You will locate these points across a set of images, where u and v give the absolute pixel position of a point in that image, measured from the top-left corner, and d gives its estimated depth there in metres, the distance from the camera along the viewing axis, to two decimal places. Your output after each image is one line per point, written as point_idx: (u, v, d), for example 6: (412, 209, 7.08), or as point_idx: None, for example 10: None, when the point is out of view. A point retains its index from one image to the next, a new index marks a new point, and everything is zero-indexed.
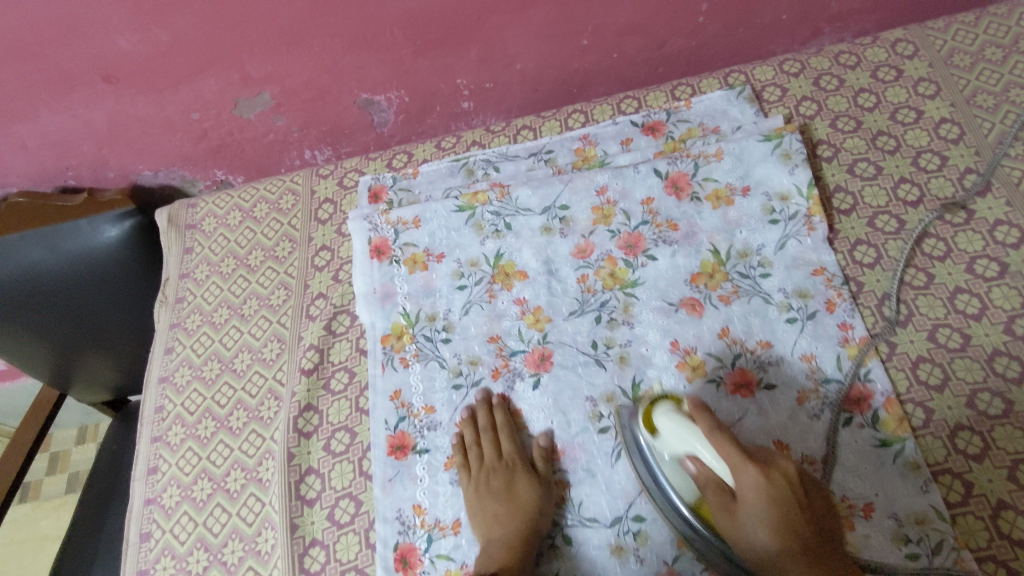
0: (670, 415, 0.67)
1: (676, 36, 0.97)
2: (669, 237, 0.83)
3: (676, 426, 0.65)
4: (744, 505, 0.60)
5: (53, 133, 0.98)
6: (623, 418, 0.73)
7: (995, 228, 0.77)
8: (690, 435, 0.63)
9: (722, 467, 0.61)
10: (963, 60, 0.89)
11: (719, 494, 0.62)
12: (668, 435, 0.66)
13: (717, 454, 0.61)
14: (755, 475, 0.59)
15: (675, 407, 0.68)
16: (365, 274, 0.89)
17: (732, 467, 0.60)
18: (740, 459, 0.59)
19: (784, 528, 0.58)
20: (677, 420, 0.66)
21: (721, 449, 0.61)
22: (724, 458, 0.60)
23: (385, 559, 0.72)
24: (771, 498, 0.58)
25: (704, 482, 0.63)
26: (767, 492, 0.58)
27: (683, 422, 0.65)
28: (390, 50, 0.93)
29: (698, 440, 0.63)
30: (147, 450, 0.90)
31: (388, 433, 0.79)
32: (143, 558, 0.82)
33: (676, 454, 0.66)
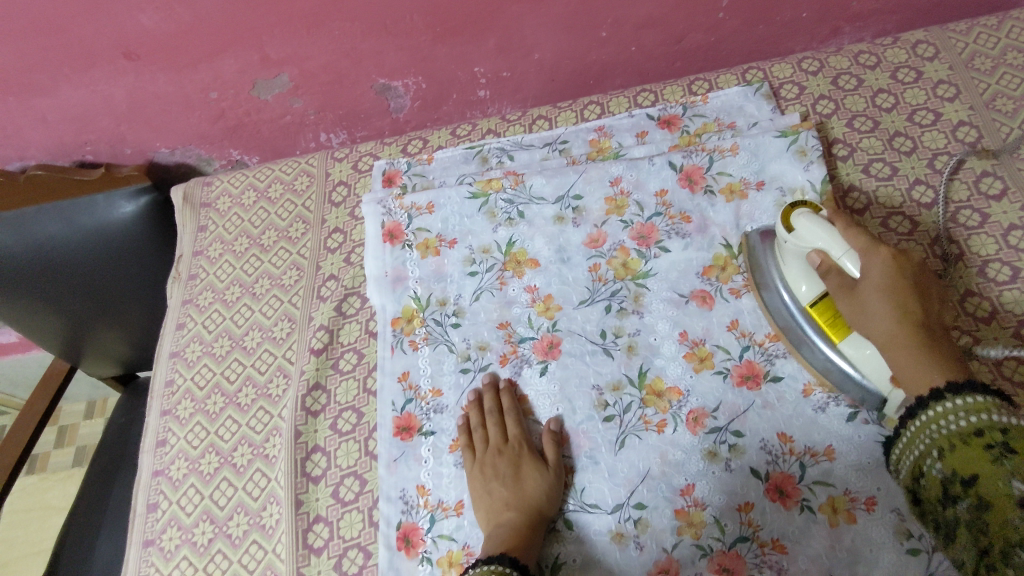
0: (807, 216, 0.68)
1: (695, 31, 0.97)
2: (681, 229, 0.83)
3: (814, 225, 0.67)
4: (867, 282, 0.63)
5: (73, 108, 0.99)
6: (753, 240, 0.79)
7: (1009, 232, 0.77)
8: (826, 231, 0.65)
9: (851, 254, 0.64)
10: (984, 64, 0.88)
11: (840, 277, 0.65)
12: (801, 231, 0.68)
13: (849, 245, 0.64)
14: (886, 255, 0.62)
15: (813, 211, 0.69)
16: (377, 257, 0.90)
17: (864, 250, 0.63)
18: (872, 243, 0.63)
19: (902, 310, 0.61)
20: (817, 220, 0.67)
21: (852, 239, 0.64)
22: (855, 244, 0.64)
23: (388, 537, 0.73)
24: (897, 279, 0.62)
25: (829, 274, 0.66)
26: (895, 270, 0.62)
27: (820, 221, 0.67)
28: (409, 36, 0.93)
29: (834, 235, 0.65)
30: (156, 423, 0.91)
31: (394, 414, 0.80)
32: (149, 528, 0.84)
33: (805, 251, 0.68)
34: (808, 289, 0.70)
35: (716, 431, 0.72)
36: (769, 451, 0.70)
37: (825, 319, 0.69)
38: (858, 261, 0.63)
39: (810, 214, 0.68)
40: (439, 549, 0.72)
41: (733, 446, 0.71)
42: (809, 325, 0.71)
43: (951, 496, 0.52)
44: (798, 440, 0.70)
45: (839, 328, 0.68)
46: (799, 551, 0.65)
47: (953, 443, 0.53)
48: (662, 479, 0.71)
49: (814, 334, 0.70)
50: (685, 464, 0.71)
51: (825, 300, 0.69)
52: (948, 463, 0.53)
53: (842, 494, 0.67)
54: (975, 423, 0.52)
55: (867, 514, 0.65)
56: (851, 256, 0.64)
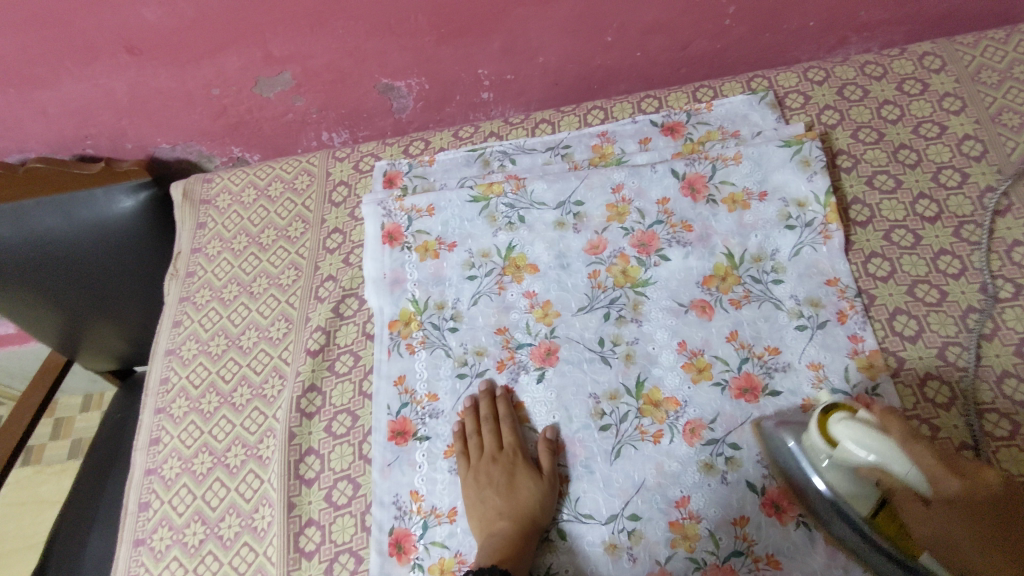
0: (846, 421, 0.60)
1: (701, 38, 0.96)
2: (683, 238, 0.83)
3: (862, 436, 0.59)
4: (943, 511, 0.56)
5: (74, 101, 0.98)
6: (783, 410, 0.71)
7: (1013, 248, 0.76)
8: (880, 444, 0.58)
9: (914, 474, 0.57)
10: (991, 78, 0.88)
11: (908, 498, 0.58)
12: (849, 447, 0.59)
13: (909, 461, 0.57)
14: (959, 486, 0.56)
15: (851, 414, 0.61)
16: (376, 258, 0.89)
17: (931, 477, 0.56)
18: (938, 470, 0.56)
19: (993, 540, 0.55)
20: (858, 428, 0.59)
21: (915, 454, 0.57)
22: (918, 463, 0.57)
23: (380, 543, 0.73)
24: (978, 508, 0.56)
25: (893, 491, 0.59)
26: (971, 496, 0.56)
27: (867, 431, 0.59)
28: (414, 36, 0.93)
29: (889, 449, 0.57)
30: (150, 421, 0.91)
31: (389, 418, 0.79)
32: (141, 527, 0.83)
33: (854, 467, 0.60)
34: (863, 500, 0.61)
35: (713, 443, 0.71)
36: (766, 464, 0.69)
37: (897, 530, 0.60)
38: (924, 481, 0.56)
39: (848, 420, 0.60)
40: (431, 556, 0.71)
41: (730, 458, 0.70)
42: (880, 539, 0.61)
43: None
44: None
45: (913, 541, 0.59)
46: (794, 566, 0.65)
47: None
48: (658, 490, 0.70)
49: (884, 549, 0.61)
50: (681, 475, 0.70)
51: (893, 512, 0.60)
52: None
53: None
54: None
55: None
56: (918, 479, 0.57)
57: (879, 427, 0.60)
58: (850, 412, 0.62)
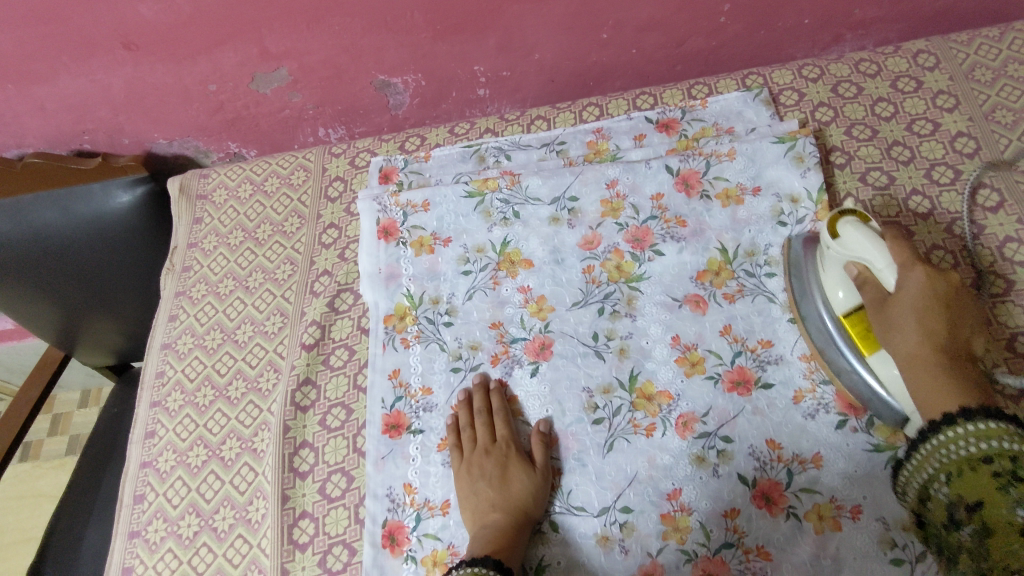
0: (852, 224, 0.67)
1: (696, 35, 0.96)
2: (676, 233, 0.83)
3: (860, 235, 0.66)
4: (900, 297, 0.62)
5: (71, 97, 0.98)
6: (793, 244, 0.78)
7: (1004, 244, 0.76)
8: (870, 240, 0.65)
9: (890, 267, 0.63)
10: (984, 75, 0.88)
11: (875, 289, 0.65)
12: (846, 241, 0.67)
13: (891, 258, 0.63)
14: (920, 275, 0.62)
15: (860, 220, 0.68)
16: (371, 253, 0.90)
17: (901, 265, 0.63)
18: (908, 260, 0.63)
19: (928, 331, 0.61)
20: (862, 230, 0.66)
21: (890, 252, 0.64)
22: (894, 257, 0.64)
23: (373, 535, 0.73)
24: (930, 300, 0.62)
25: (866, 284, 0.66)
26: (928, 291, 0.62)
27: (867, 232, 0.66)
28: (410, 33, 0.93)
29: (875, 246, 0.64)
30: (146, 414, 0.91)
31: (384, 411, 0.79)
32: (136, 520, 0.83)
33: (844, 260, 0.68)
34: (841, 295, 0.69)
35: (705, 436, 0.72)
36: (757, 457, 0.70)
37: (857, 331, 0.67)
38: (893, 274, 0.63)
39: (855, 222, 0.67)
40: (424, 548, 0.71)
41: (721, 451, 0.71)
42: (841, 339, 0.69)
43: (954, 521, 0.56)
44: (785, 447, 0.70)
45: (870, 340, 0.66)
46: (784, 559, 0.65)
47: (960, 469, 0.56)
48: (650, 483, 0.70)
49: (845, 346, 0.69)
50: (673, 468, 0.71)
51: (859, 312, 0.67)
52: (954, 489, 0.56)
53: (828, 501, 0.67)
54: (984, 450, 0.54)
55: (852, 523, 0.65)
56: (889, 268, 0.63)
57: (880, 235, 0.66)
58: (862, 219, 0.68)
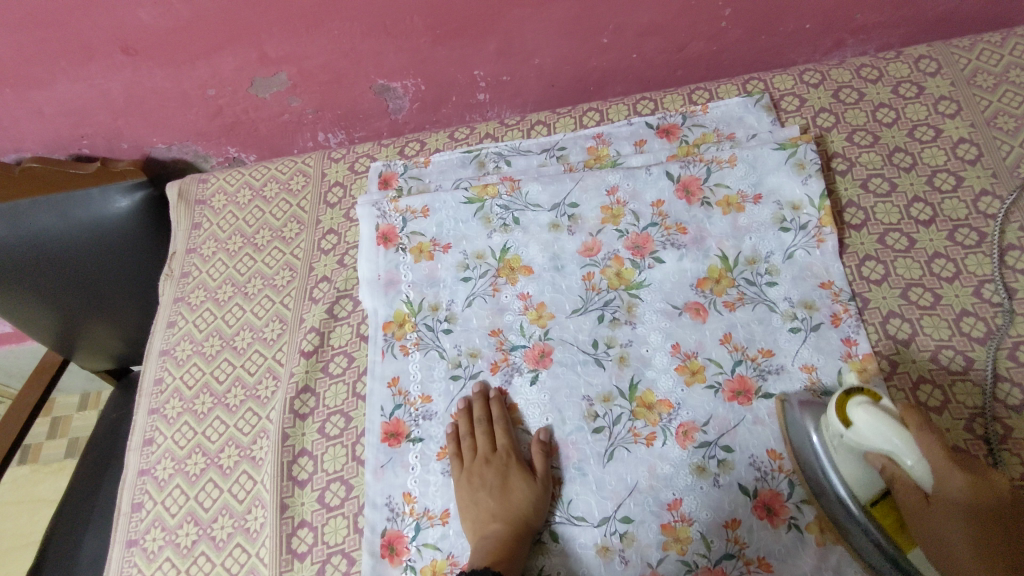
0: (868, 408, 0.59)
1: (697, 40, 0.96)
2: (677, 240, 0.83)
3: (882, 425, 0.58)
4: (941, 509, 0.57)
5: (70, 102, 0.98)
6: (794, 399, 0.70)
7: (1007, 252, 0.76)
8: (895, 436, 0.57)
9: (925, 469, 0.57)
10: (986, 81, 0.88)
11: (909, 493, 0.58)
12: (865, 431, 0.59)
13: (921, 455, 0.57)
14: (961, 481, 0.56)
15: (874, 400, 0.61)
16: (371, 259, 0.89)
17: (939, 469, 0.56)
18: (946, 463, 0.56)
19: (982, 548, 0.56)
20: (882, 417, 0.58)
21: (922, 449, 0.57)
22: (928, 459, 0.57)
23: (373, 544, 0.73)
24: (975, 509, 0.56)
25: (894, 481, 0.59)
26: (972, 499, 0.56)
27: (888, 421, 0.58)
28: (409, 37, 0.93)
29: (902, 443, 0.57)
30: (144, 421, 0.91)
31: (383, 419, 0.79)
32: (134, 528, 0.83)
33: (864, 450, 0.60)
34: (865, 487, 0.61)
35: (705, 446, 0.71)
36: (759, 467, 0.69)
37: (891, 523, 0.60)
38: (930, 477, 0.57)
39: (870, 405, 0.59)
40: (423, 558, 0.71)
41: (722, 461, 0.70)
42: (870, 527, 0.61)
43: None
44: (787, 457, 0.69)
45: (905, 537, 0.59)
46: (785, 569, 0.65)
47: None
48: (650, 493, 0.70)
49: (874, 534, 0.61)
50: (673, 478, 0.70)
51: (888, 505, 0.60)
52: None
53: None
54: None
55: None
56: (923, 472, 0.57)
57: (903, 420, 0.59)
58: (875, 397, 0.61)
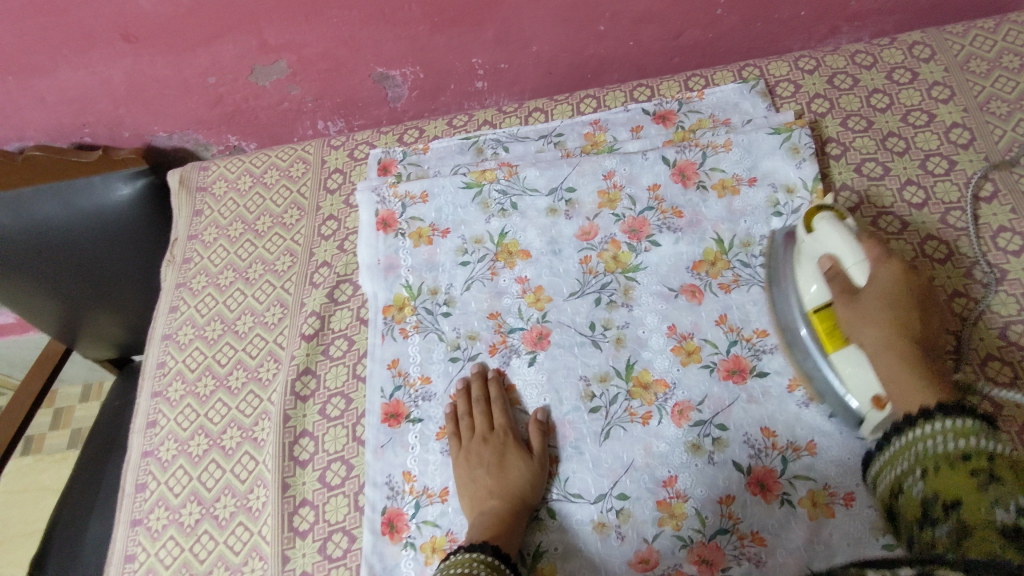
0: (829, 220, 0.69)
1: (694, 27, 0.97)
2: (673, 224, 0.84)
3: (836, 230, 0.68)
4: (870, 291, 0.65)
5: (71, 89, 0.99)
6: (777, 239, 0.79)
7: (998, 234, 0.77)
8: (841, 236, 0.67)
9: (864, 263, 0.66)
10: (979, 66, 0.88)
11: (844, 283, 0.66)
12: (823, 236, 0.69)
13: (862, 256, 0.66)
14: (889, 272, 0.65)
15: (836, 216, 0.70)
16: (371, 244, 0.90)
17: (874, 261, 0.66)
18: (880, 255, 0.66)
19: (897, 327, 0.64)
20: (840, 224, 0.68)
21: (862, 246, 0.66)
22: (866, 253, 0.66)
23: (373, 522, 0.74)
24: (898, 295, 0.65)
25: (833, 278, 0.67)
26: (897, 287, 0.65)
27: (843, 230, 0.67)
28: (408, 25, 0.93)
29: (850, 242, 0.66)
30: (147, 404, 0.92)
31: (383, 400, 0.80)
32: (138, 508, 0.84)
33: (819, 255, 0.69)
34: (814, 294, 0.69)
35: (700, 424, 0.72)
36: (752, 445, 0.71)
37: (824, 324, 0.68)
38: (868, 272, 0.65)
39: (831, 217, 0.69)
40: (423, 535, 0.72)
41: (717, 439, 0.72)
42: (809, 331, 0.70)
43: (929, 519, 0.53)
44: (780, 434, 0.71)
45: (835, 336, 0.67)
46: (779, 544, 0.66)
47: (938, 464, 0.54)
48: (646, 471, 0.71)
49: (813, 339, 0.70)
50: (669, 456, 0.71)
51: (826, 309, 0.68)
52: (930, 484, 0.54)
53: (822, 488, 0.67)
54: (964, 447, 0.53)
55: (845, 510, 0.66)
56: (861, 264, 0.66)
57: (854, 232, 0.68)
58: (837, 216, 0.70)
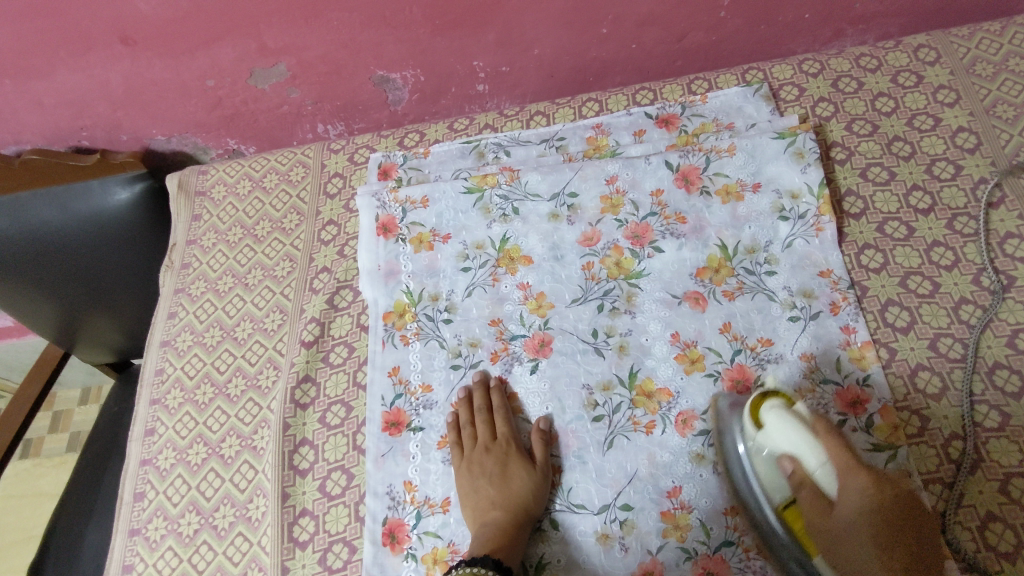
0: (778, 409, 0.63)
1: (696, 30, 0.96)
2: (676, 229, 0.83)
3: (789, 424, 0.62)
4: (842, 508, 0.60)
5: (69, 92, 0.98)
6: (722, 403, 0.72)
7: (1005, 240, 0.76)
8: (798, 435, 0.62)
9: (829, 469, 0.61)
10: (985, 69, 0.87)
11: (813, 490, 0.62)
12: (775, 433, 0.63)
13: (825, 458, 0.61)
14: (860, 480, 0.60)
15: (785, 403, 0.64)
16: (371, 250, 0.89)
17: (842, 470, 0.60)
18: (847, 465, 0.60)
19: (881, 549, 0.58)
20: (789, 415, 0.63)
21: (823, 446, 0.61)
22: (831, 460, 0.61)
23: (374, 533, 0.73)
24: (874, 509, 0.60)
25: (801, 485, 0.63)
26: (870, 497, 0.60)
27: (794, 421, 0.62)
28: (409, 28, 0.92)
29: (807, 442, 0.61)
30: (146, 412, 0.91)
31: (384, 409, 0.79)
32: (136, 517, 0.83)
33: (776, 454, 0.64)
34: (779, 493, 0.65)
35: (704, 434, 0.72)
36: None
37: (800, 528, 0.63)
38: (834, 481, 0.61)
39: (779, 407, 0.63)
40: (425, 546, 0.72)
41: None
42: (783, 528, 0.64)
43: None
44: None
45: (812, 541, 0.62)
46: None
47: None
48: (650, 481, 0.70)
49: (786, 534, 0.64)
50: (673, 466, 0.71)
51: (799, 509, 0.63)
52: None
53: None
54: None
55: None
56: (826, 470, 0.61)
57: (810, 422, 0.63)
58: (785, 400, 0.65)
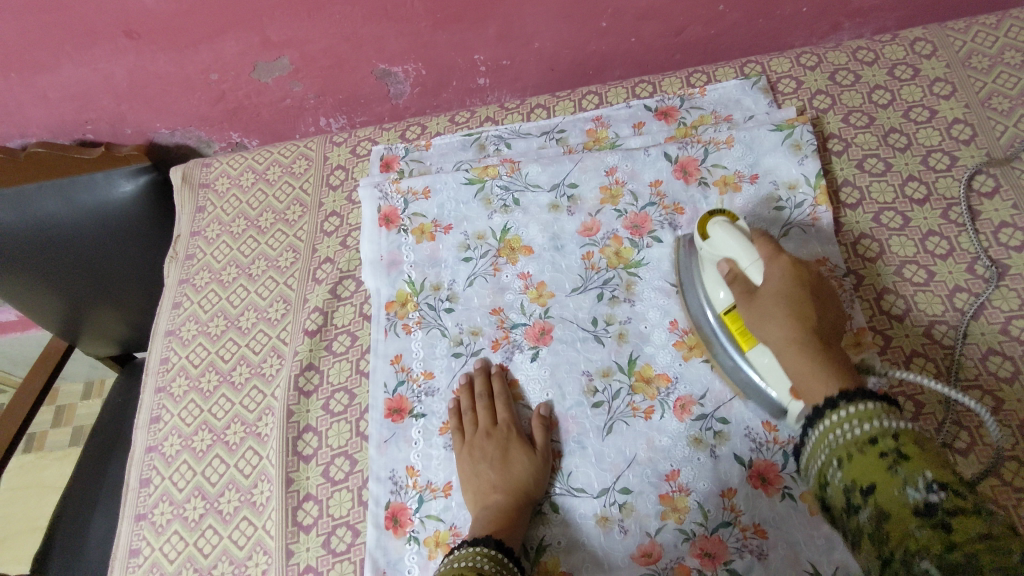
0: (723, 224, 0.71)
1: (695, 24, 0.97)
2: (675, 219, 0.84)
3: (726, 233, 0.70)
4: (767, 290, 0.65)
5: (73, 86, 0.99)
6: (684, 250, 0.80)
7: (1000, 229, 0.77)
8: (733, 237, 0.69)
9: (756, 262, 0.67)
10: (981, 63, 0.89)
11: (744, 284, 0.67)
12: (716, 241, 0.70)
13: (756, 254, 0.67)
14: (783, 267, 0.65)
15: (730, 220, 0.72)
16: (374, 241, 0.90)
17: (767, 259, 0.66)
18: (772, 253, 0.66)
19: (800, 320, 0.62)
20: (730, 229, 0.70)
21: (755, 247, 0.67)
22: (759, 253, 0.67)
23: (376, 516, 0.74)
24: (794, 290, 0.64)
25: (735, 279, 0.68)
26: (793, 281, 0.64)
27: (735, 232, 0.69)
28: (410, 22, 0.93)
29: (740, 242, 0.68)
30: (151, 400, 0.92)
31: (386, 396, 0.80)
32: (142, 502, 0.85)
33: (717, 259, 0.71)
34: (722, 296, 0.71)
35: (702, 418, 0.73)
36: (753, 439, 0.71)
37: (738, 326, 0.70)
38: (761, 271, 0.66)
39: (724, 222, 0.71)
40: (427, 529, 0.73)
41: (718, 432, 0.72)
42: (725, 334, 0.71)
43: (852, 505, 0.52)
44: (782, 430, 0.71)
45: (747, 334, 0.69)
46: (780, 538, 0.66)
47: (850, 451, 0.54)
48: (649, 465, 0.71)
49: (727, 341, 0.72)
50: (671, 450, 0.72)
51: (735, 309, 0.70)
52: (847, 473, 0.53)
53: None
54: (869, 432, 0.53)
55: None
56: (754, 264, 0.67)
57: (746, 233, 0.70)
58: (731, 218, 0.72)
